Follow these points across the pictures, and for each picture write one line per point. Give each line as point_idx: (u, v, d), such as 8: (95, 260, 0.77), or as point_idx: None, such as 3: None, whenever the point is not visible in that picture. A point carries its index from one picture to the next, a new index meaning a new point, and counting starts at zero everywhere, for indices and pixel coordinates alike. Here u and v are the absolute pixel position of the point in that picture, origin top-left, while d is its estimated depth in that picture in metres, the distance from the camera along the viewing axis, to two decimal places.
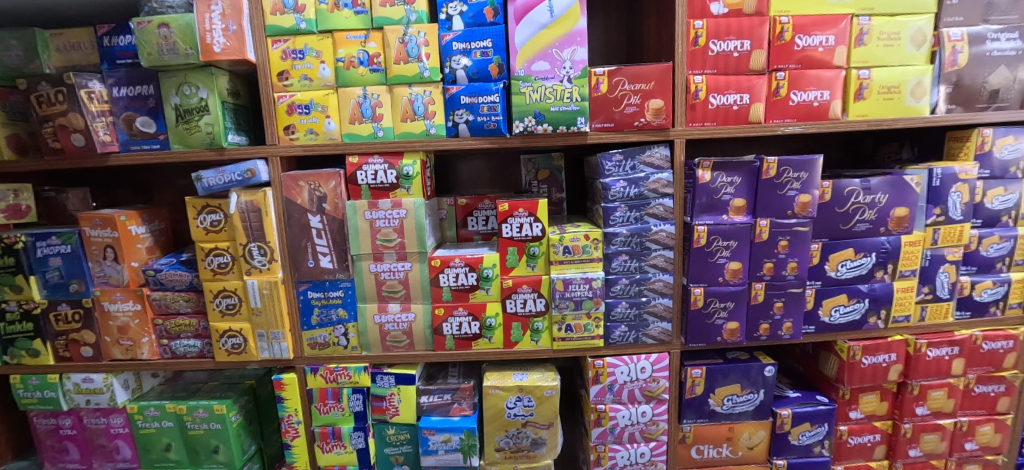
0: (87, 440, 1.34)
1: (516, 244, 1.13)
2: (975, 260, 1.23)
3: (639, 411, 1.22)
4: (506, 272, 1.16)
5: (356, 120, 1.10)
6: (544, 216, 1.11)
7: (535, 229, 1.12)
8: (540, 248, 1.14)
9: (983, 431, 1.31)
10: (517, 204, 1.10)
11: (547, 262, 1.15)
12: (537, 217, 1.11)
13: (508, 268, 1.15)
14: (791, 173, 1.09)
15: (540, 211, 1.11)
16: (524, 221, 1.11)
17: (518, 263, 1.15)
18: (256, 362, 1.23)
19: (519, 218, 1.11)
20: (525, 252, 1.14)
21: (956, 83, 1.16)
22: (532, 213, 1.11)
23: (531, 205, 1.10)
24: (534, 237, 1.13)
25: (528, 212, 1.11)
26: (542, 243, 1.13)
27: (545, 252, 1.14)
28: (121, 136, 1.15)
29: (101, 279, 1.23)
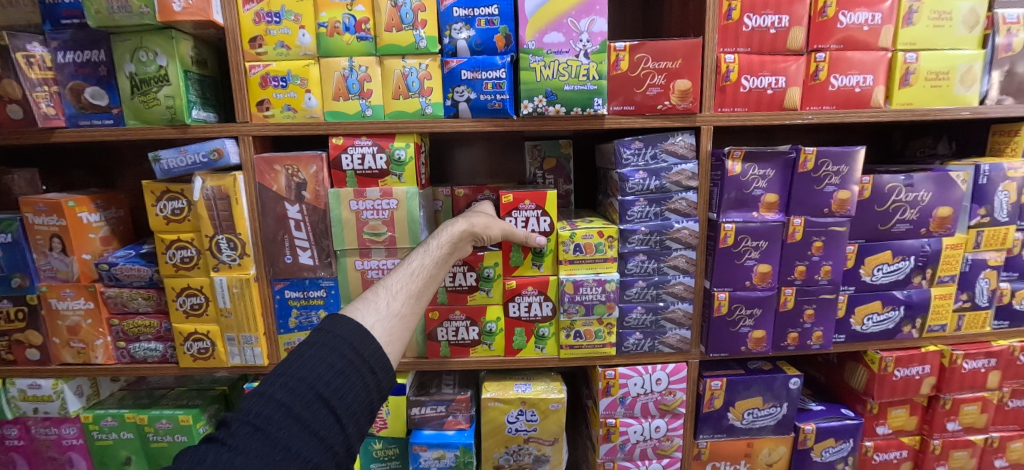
0: (36, 452, 1.20)
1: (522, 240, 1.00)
2: (1019, 266, 1.13)
3: (652, 426, 1.11)
4: (509, 271, 1.03)
5: (341, 97, 0.96)
6: (553, 210, 0.99)
7: (543, 224, 1.00)
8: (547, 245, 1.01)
9: (1014, 447, 1.23)
10: (523, 196, 0.98)
11: (554, 261, 1.02)
12: (545, 210, 0.99)
13: (511, 267, 1.03)
14: (830, 166, 0.98)
15: (548, 204, 0.98)
16: (531, 214, 0.99)
17: (523, 262, 1.02)
18: (226, 369, 1.09)
19: (525, 211, 0.99)
20: (531, 250, 1.01)
21: (1008, 70, 1.05)
22: (540, 206, 0.98)
23: (538, 196, 0.98)
24: (541, 233, 1.00)
25: (535, 204, 0.98)
26: (550, 240, 1.01)
27: (553, 250, 1.02)
28: (68, 109, 1.00)
29: (47, 274, 1.08)
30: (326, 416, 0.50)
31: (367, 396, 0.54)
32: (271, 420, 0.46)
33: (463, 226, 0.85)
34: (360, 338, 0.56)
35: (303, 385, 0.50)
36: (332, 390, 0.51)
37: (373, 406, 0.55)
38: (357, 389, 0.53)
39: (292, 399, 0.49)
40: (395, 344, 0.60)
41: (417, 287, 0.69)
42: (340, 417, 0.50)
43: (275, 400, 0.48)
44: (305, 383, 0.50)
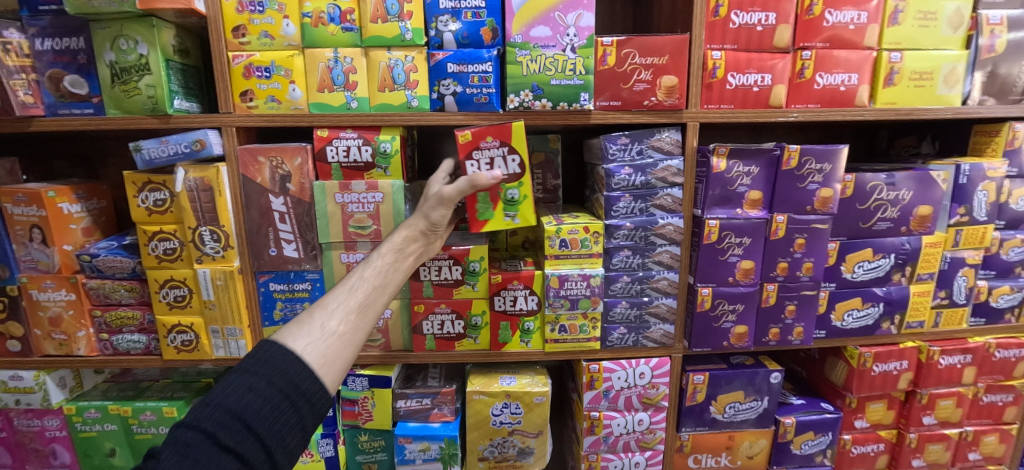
0: (19, 444, 1.19)
1: (488, 188, 0.93)
2: (996, 264, 1.15)
3: (635, 419, 1.12)
4: (479, 224, 0.96)
5: (325, 88, 0.95)
6: (520, 147, 0.92)
7: (512, 165, 0.93)
8: (518, 192, 0.95)
9: (987, 441, 1.26)
10: (483, 132, 0.91)
11: (528, 209, 0.95)
12: (511, 148, 0.92)
13: (481, 221, 0.96)
14: (814, 164, 0.98)
15: (513, 142, 0.92)
16: (495, 153, 0.93)
17: (492, 213, 0.96)
18: (211, 361, 1.09)
19: (488, 149, 0.92)
20: (501, 197, 0.95)
21: (991, 71, 1.06)
22: (505, 143, 0.92)
23: (502, 133, 0.91)
24: (510, 176, 0.94)
25: (498, 140, 0.92)
26: (521, 185, 0.94)
27: (526, 197, 0.95)
28: (46, 97, 0.98)
29: (28, 265, 1.07)
30: (254, 452, 0.44)
31: (306, 425, 0.49)
32: (195, 449, 0.41)
33: (407, 231, 0.76)
34: (291, 363, 0.50)
35: (230, 416, 0.44)
36: (260, 417, 0.45)
37: (307, 432, 0.49)
38: (295, 416, 0.48)
39: (217, 432, 0.43)
40: (332, 366, 0.53)
41: (367, 297, 0.61)
42: (273, 452, 0.45)
43: (195, 436, 0.42)
44: (232, 415, 0.44)
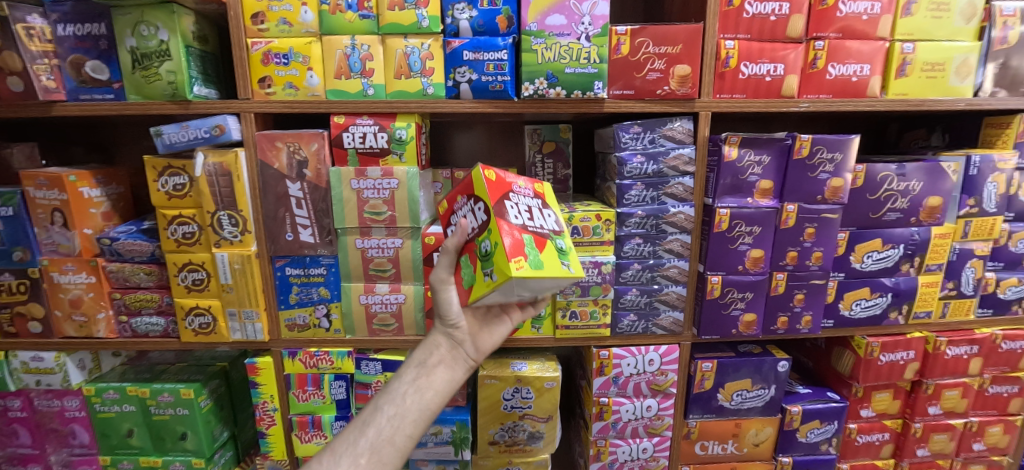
0: (39, 424, 1.22)
1: (464, 246, 0.74)
2: (1004, 256, 1.16)
3: (643, 405, 1.14)
4: (466, 296, 0.73)
5: (342, 75, 0.97)
6: (481, 191, 0.73)
7: (481, 214, 0.73)
8: (491, 241, 0.69)
9: (992, 432, 1.28)
10: (454, 195, 0.82)
11: (502, 259, 0.65)
12: (476, 196, 0.74)
13: (467, 290, 0.73)
14: (825, 153, 0.99)
15: (474, 189, 0.75)
16: (467, 208, 0.78)
17: (476, 276, 0.71)
18: (227, 344, 1.11)
19: (520, 198, 0.80)
20: (479, 254, 0.71)
21: (1003, 63, 1.06)
22: (471, 195, 0.77)
23: (466, 187, 0.78)
24: (479, 227, 0.72)
25: (466, 197, 0.78)
26: (491, 232, 0.69)
27: (497, 245, 0.67)
28: (68, 83, 1.00)
29: (49, 248, 1.09)
30: None
31: None
32: None
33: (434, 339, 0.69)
34: None
35: None
36: None
37: None
38: None
39: None
40: None
41: (379, 436, 0.58)
42: None
43: None
44: None
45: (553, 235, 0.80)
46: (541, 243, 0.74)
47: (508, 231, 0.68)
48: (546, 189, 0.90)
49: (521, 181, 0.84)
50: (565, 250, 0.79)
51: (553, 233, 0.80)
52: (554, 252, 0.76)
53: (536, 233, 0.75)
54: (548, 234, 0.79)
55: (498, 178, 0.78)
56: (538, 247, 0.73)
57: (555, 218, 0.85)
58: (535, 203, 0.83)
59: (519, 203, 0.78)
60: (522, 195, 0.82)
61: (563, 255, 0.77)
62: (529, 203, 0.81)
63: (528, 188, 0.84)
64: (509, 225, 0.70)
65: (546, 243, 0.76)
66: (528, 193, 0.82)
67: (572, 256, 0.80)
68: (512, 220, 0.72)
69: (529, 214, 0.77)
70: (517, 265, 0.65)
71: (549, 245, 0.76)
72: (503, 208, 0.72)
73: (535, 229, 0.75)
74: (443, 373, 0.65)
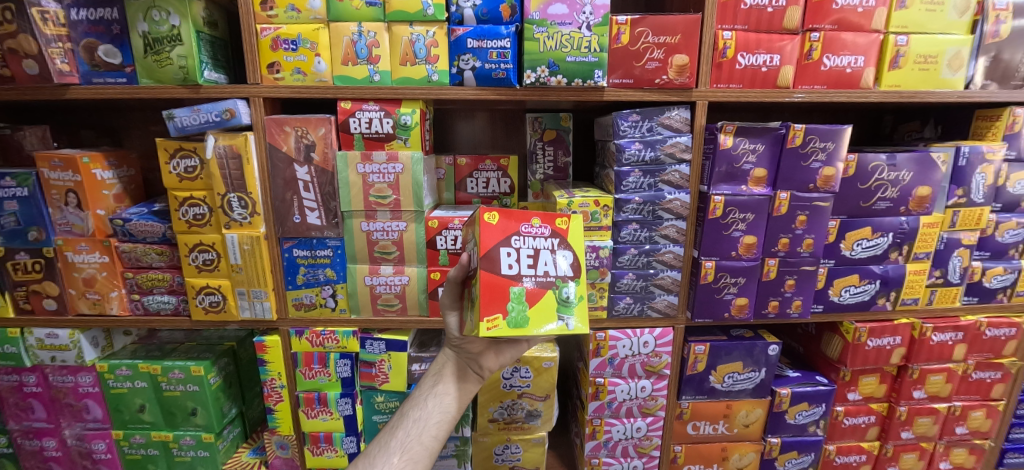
0: (54, 399, 1.26)
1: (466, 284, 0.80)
2: (990, 246, 1.20)
3: (638, 386, 1.18)
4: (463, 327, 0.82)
5: (349, 62, 0.99)
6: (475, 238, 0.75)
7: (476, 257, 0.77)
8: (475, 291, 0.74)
9: (975, 416, 1.33)
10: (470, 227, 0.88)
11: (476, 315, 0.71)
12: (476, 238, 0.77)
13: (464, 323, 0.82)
14: (818, 143, 1.02)
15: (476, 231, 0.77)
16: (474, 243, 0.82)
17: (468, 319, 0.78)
18: (236, 323, 1.15)
19: (528, 238, 0.77)
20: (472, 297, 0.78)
21: (994, 56, 1.09)
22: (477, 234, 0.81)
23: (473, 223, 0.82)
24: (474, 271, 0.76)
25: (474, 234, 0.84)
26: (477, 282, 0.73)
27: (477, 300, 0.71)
28: (81, 66, 1.02)
29: (63, 228, 1.12)
30: None
31: None
32: None
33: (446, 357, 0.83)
34: None
35: None
36: None
37: None
38: None
39: None
40: None
41: (408, 435, 0.72)
42: None
43: None
44: None
45: (560, 282, 0.76)
46: (534, 296, 0.73)
47: (490, 286, 0.71)
48: (574, 222, 0.81)
49: (537, 219, 0.79)
50: (573, 302, 0.76)
51: (561, 280, 0.76)
52: (550, 304, 0.74)
53: (532, 284, 0.74)
54: (552, 282, 0.75)
55: (502, 219, 0.76)
56: (528, 301, 0.73)
57: (572, 260, 0.79)
58: (549, 243, 0.79)
59: (521, 248, 0.76)
60: (534, 234, 0.78)
61: (567, 309, 0.75)
62: (540, 244, 0.78)
63: (545, 226, 0.79)
64: (494, 277, 0.72)
65: (544, 294, 0.74)
66: (540, 234, 0.78)
67: (581, 308, 0.76)
68: (502, 271, 0.73)
69: (529, 262, 0.75)
70: (488, 325, 0.69)
71: (546, 297, 0.74)
72: (494, 257, 0.74)
73: (530, 280, 0.74)
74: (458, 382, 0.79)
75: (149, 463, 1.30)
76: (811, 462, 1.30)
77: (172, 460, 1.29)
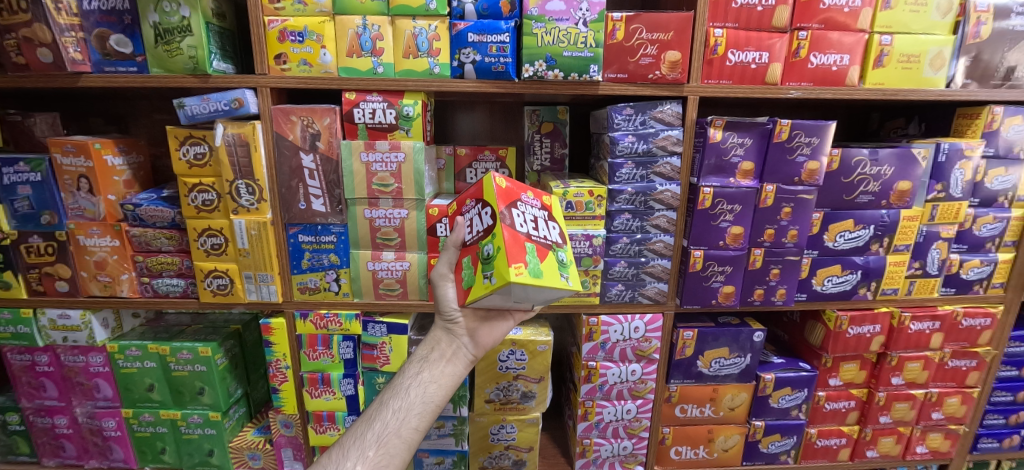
0: (65, 378, 1.31)
1: (470, 250, 0.82)
2: (968, 239, 1.25)
3: (628, 369, 1.24)
4: (465, 295, 0.79)
5: (354, 54, 1.03)
6: (491, 199, 0.81)
7: (487, 218, 0.81)
8: (493, 246, 0.76)
9: (950, 402, 1.39)
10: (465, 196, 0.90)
11: (502, 263, 0.72)
12: (485, 202, 0.83)
13: (466, 288, 0.80)
14: (803, 137, 1.07)
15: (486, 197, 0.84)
16: (475, 213, 0.85)
17: (474, 278, 0.78)
18: (242, 305, 1.19)
19: (529, 207, 0.87)
20: (480, 259, 0.79)
21: (975, 56, 1.13)
22: (481, 201, 0.85)
23: (478, 192, 0.87)
24: (485, 230, 0.79)
25: (477, 200, 0.87)
26: (495, 238, 0.76)
27: (500, 252, 0.74)
28: (93, 55, 1.05)
29: (75, 212, 1.16)
30: None
31: None
32: None
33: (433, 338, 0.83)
34: None
35: None
36: None
37: None
38: None
39: None
40: None
41: (386, 428, 0.74)
42: None
43: None
44: None
45: (556, 246, 0.86)
46: (542, 254, 0.80)
47: (510, 240, 0.75)
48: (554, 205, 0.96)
49: (531, 193, 0.90)
50: (567, 265, 0.86)
51: (556, 245, 0.86)
52: (554, 263, 0.82)
53: (539, 243, 0.82)
54: (552, 246, 0.85)
55: (509, 186, 0.85)
56: (539, 257, 0.79)
57: (560, 230, 0.91)
58: (542, 214, 0.90)
59: (526, 211, 0.84)
60: (530, 204, 0.88)
61: (566, 268, 0.84)
62: (538, 212, 0.88)
63: (538, 199, 0.91)
64: (513, 232, 0.77)
65: (547, 254, 0.82)
66: (536, 203, 0.89)
67: (575, 270, 0.85)
68: (517, 228, 0.79)
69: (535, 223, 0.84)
70: (516, 271, 0.71)
71: (549, 256, 0.82)
72: (510, 215, 0.79)
73: (539, 240, 0.82)
74: (442, 366, 0.80)
75: (157, 440, 1.35)
76: (793, 445, 1.36)
77: (180, 437, 1.34)
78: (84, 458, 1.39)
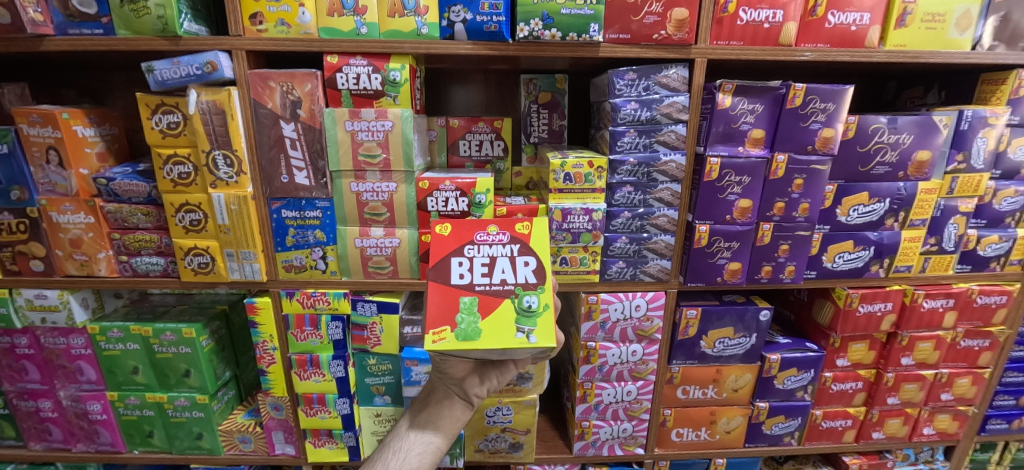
0: (47, 360, 1.26)
1: None
2: (987, 214, 1.19)
3: (629, 350, 1.19)
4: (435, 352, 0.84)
5: (335, 13, 0.95)
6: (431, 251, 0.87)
7: None
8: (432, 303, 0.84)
9: (960, 383, 1.34)
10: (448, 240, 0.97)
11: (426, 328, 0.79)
12: None
13: None
14: (818, 103, 0.99)
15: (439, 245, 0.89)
16: None
17: None
18: (225, 284, 1.14)
19: (486, 246, 0.87)
20: None
21: (1004, 16, 1.05)
22: None
23: None
24: None
25: None
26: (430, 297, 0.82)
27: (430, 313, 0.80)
28: (56, 16, 0.98)
29: (46, 187, 1.10)
30: None
31: None
32: None
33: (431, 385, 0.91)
34: None
35: None
36: None
37: None
38: None
39: None
40: None
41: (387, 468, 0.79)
42: None
43: None
44: None
45: (520, 291, 0.82)
46: (486, 307, 0.80)
47: (437, 302, 0.80)
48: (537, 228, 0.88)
49: (494, 227, 0.89)
50: (534, 312, 0.80)
51: (521, 289, 0.82)
52: (510, 313, 0.79)
53: (485, 293, 0.81)
54: (511, 291, 0.82)
55: (456, 230, 0.88)
56: (480, 312, 0.79)
57: (535, 264, 0.85)
58: (507, 250, 0.86)
59: (474, 256, 0.86)
60: (489, 242, 0.87)
61: (528, 320, 0.79)
62: (498, 251, 0.87)
63: (503, 232, 0.88)
64: (446, 288, 0.82)
65: (497, 304, 0.80)
66: (500, 239, 0.87)
67: (544, 317, 0.79)
68: (453, 282, 0.82)
69: (483, 269, 0.84)
70: (436, 337, 0.77)
71: (501, 306, 0.80)
72: (445, 267, 0.84)
73: (482, 289, 0.82)
74: (441, 408, 0.86)
75: (145, 424, 1.31)
76: (797, 427, 1.33)
77: (168, 421, 1.31)
78: (71, 442, 1.36)
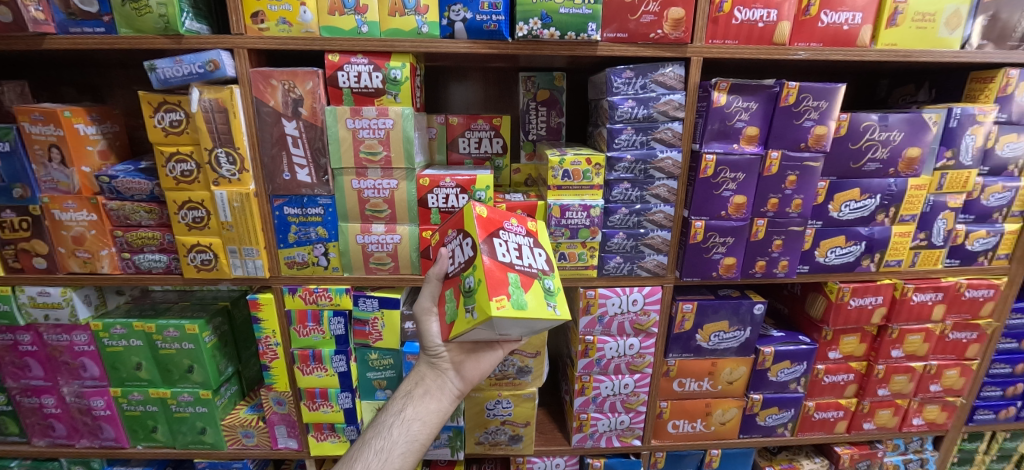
0: (50, 357, 1.27)
1: (451, 283, 0.85)
2: (975, 209, 1.21)
3: (627, 343, 1.22)
4: (448, 330, 0.81)
5: (336, 11, 0.96)
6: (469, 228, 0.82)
7: (468, 250, 0.81)
8: (474, 278, 0.77)
9: (949, 374, 1.38)
10: (445, 228, 0.94)
11: (484, 296, 0.72)
12: (464, 232, 0.85)
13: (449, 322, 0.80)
14: (810, 101, 1.02)
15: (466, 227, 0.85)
16: (456, 241, 0.87)
17: (457, 312, 0.79)
18: (228, 280, 1.16)
19: (514, 234, 0.86)
20: (461, 290, 0.79)
21: (993, 15, 1.07)
22: (459, 230, 0.87)
23: (456, 221, 0.89)
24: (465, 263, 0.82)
25: (456, 231, 0.89)
26: (476, 271, 0.77)
27: (480, 285, 0.74)
28: (57, 15, 0.98)
29: (48, 185, 1.10)
30: None
31: None
32: None
33: (416, 377, 0.90)
34: None
35: None
36: None
37: None
38: None
39: None
40: None
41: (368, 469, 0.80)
42: None
43: None
44: None
45: (542, 274, 0.84)
46: (528, 283, 0.79)
47: (491, 271, 0.74)
48: (539, 228, 0.95)
49: (514, 219, 0.90)
50: (555, 292, 0.83)
51: (542, 272, 0.85)
52: (540, 292, 0.80)
53: (524, 273, 0.80)
54: (537, 273, 0.83)
55: (490, 214, 0.85)
56: (524, 287, 0.78)
57: (546, 256, 0.89)
58: (527, 241, 0.89)
59: (508, 240, 0.84)
60: (513, 231, 0.88)
61: (552, 296, 0.81)
62: (521, 239, 0.87)
63: (521, 226, 0.90)
64: (495, 263, 0.77)
65: (533, 282, 0.80)
66: (520, 230, 0.89)
67: (562, 297, 0.83)
68: (499, 258, 0.78)
69: (519, 252, 0.83)
70: (498, 304, 0.71)
71: (535, 285, 0.80)
72: (490, 245, 0.79)
73: (522, 268, 0.80)
74: (427, 402, 0.87)
75: (148, 419, 1.33)
76: (790, 418, 1.36)
77: (172, 416, 1.32)
78: (74, 437, 1.37)
